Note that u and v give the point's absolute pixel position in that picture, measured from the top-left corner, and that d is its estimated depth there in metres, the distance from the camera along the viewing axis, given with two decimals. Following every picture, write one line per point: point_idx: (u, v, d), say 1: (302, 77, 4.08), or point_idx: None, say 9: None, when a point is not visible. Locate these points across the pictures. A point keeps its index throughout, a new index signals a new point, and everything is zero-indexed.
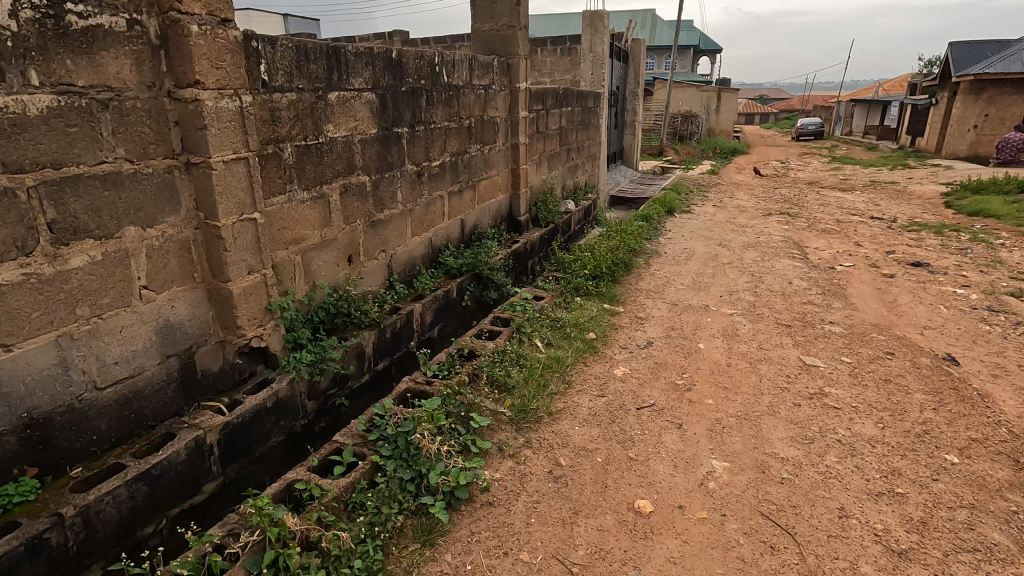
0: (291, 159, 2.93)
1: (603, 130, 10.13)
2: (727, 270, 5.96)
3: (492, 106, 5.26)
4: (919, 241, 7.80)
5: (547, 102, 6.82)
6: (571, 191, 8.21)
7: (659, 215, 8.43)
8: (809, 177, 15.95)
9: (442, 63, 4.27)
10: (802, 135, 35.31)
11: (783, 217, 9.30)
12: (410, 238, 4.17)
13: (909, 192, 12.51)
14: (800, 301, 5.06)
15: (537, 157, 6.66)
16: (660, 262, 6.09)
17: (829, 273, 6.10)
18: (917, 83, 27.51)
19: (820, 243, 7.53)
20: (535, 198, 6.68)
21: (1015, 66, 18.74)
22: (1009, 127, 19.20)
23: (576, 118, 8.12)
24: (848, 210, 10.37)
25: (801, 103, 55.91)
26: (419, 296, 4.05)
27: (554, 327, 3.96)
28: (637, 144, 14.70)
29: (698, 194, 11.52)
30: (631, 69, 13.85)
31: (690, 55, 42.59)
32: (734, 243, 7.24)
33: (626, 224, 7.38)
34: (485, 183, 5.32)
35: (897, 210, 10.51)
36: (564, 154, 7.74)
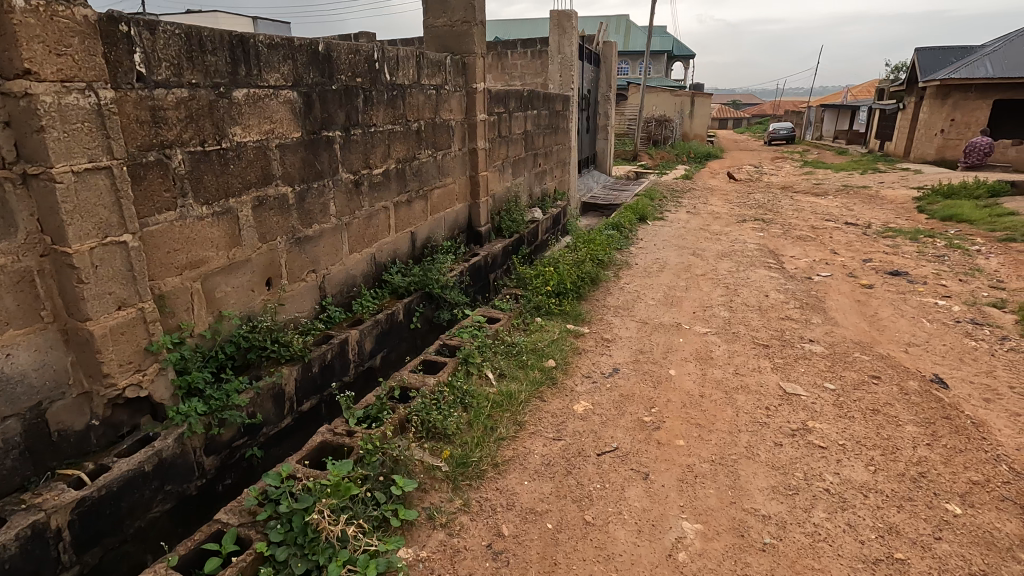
0: (183, 168, 2.46)
1: (573, 135, 9.80)
2: (701, 283, 5.62)
3: (445, 109, 4.84)
4: (895, 248, 7.60)
5: (510, 105, 6.42)
6: (538, 199, 7.82)
7: (630, 223, 8.10)
8: (782, 181, 15.88)
9: (382, 60, 3.84)
10: (774, 139, 35.69)
11: (758, 224, 9.06)
12: (348, 255, 3.72)
13: (881, 197, 12.46)
14: (777, 317, 4.73)
15: (500, 163, 6.25)
16: (630, 275, 5.72)
17: (806, 284, 5.81)
18: (884, 89, 27.96)
19: (796, 251, 7.27)
20: (498, 207, 6.28)
21: (979, 72, 19.05)
22: (974, 132, 19.50)
23: (543, 122, 7.75)
24: (823, 215, 10.21)
25: (772, 109, 56.82)
26: (357, 321, 3.60)
27: (510, 354, 3.54)
28: (611, 149, 14.45)
29: (672, 200, 11.26)
30: (602, 72, 13.59)
31: (664, 60, 42.86)
32: (708, 252, 6.94)
33: (596, 234, 7.02)
34: (439, 192, 4.89)
35: (871, 216, 10.38)
36: (529, 159, 7.36)
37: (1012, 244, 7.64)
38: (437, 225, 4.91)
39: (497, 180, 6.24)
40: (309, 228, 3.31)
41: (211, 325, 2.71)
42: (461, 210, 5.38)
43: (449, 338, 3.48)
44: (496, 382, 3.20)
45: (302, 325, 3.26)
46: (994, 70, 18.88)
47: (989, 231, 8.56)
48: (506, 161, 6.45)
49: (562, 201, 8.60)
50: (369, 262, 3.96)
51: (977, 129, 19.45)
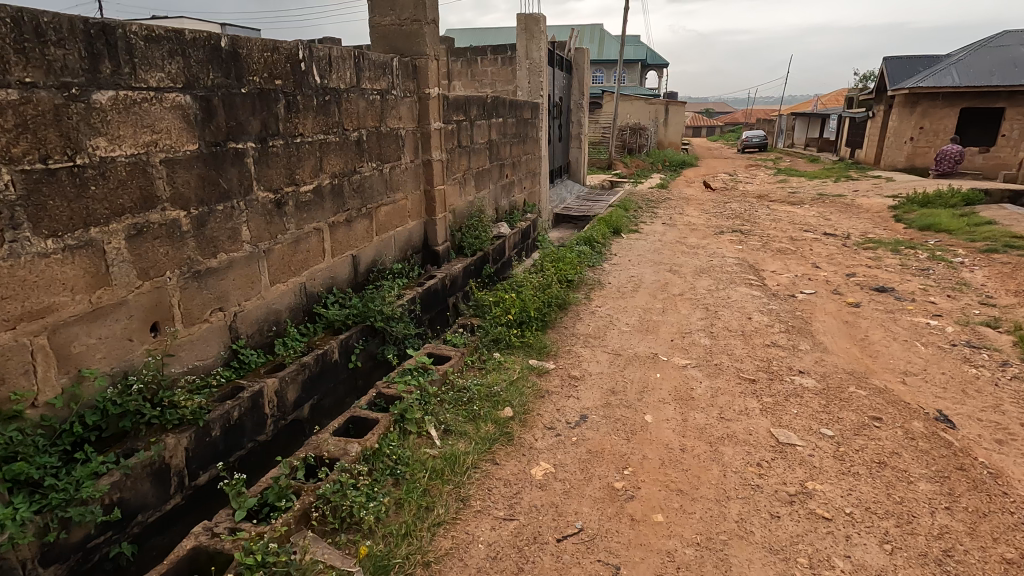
0: (10, 192, 1.89)
1: (544, 144, 9.37)
2: (679, 304, 5.19)
3: (392, 116, 4.32)
4: (877, 260, 7.32)
5: (471, 113, 5.93)
6: (505, 213, 7.34)
7: (604, 237, 7.68)
8: (757, 190, 15.73)
9: (310, 60, 3.32)
10: (747, 147, 36.01)
11: (735, 236, 8.72)
12: (269, 287, 3.17)
13: (857, 206, 12.31)
14: (763, 344, 4.31)
15: (460, 176, 5.76)
16: (603, 296, 5.26)
17: (790, 304, 5.43)
18: (853, 98, 28.36)
19: (777, 266, 6.92)
20: (459, 224, 5.77)
21: (945, 80, 19.30)
22: (942, 140, 19.72)
23: (509, 130, 7.29)
24: (801, 226, 9.94)
25: (744, 118, 57.74)
26: (278, 367, 3.05)
27: (459, 403, 3.03)
28: (585, 158, 14.09)
29: (647, 211, 10.91)
30: (574, 80, 13.24)
31: (638, 70, 43.07)
32: (685, 268, 6.53)
33: (567, 250, 6.56)
34: (387, 210, 4.36)
35: (848, 225, 10.17)
36: (495, 171, 6.88)
37: (994, 255, 7.42)
38: (385, 247, 4.38)
39: (457, 193, 5.73)
40: (212, 259, 2.75)
41: (66, 389, 2.13)
42: (414, 228, 4.85)
43: (387, 385, 2.95)
44: (439, 441, 2.68)
45: (204, 377, 2.69)
46: (960, 78, 19.15)
47: (969, 241, 8.37)
48: (467, 173, 5.96)
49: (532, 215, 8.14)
50: (297, 293, 3.41)
51: (945, 136, 19.69)
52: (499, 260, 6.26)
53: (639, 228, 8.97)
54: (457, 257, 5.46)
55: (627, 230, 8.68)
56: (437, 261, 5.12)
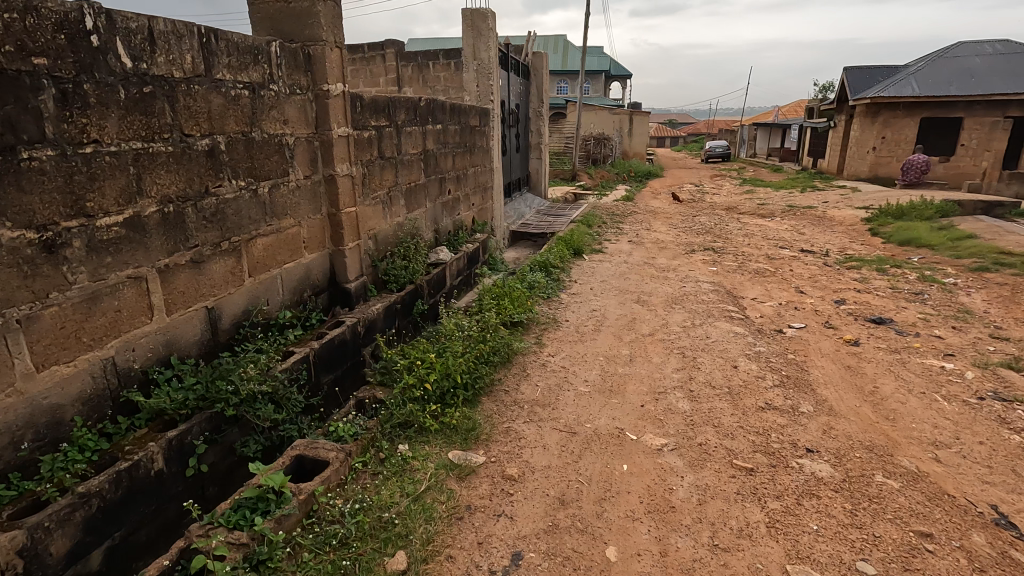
0: None
1: (496, 154, 8.44)
2: (649, 349, 4.28)
3: (269, 120, 3.26)
4: (864, 283, 6.60)
5: (397, 118, 4.92)
6: (448, 236, 6.32)
7: (562, 260, 6.75)
8: (725, 201, 15.18)
9: (107, 32, 2.24)
10: (711, 157, 36.05)
11: (708, 255, 7.94)
12: (34, 374, 2.06)
13: (829, 218, 11.79)
14: (755, 408, 3.41)
15: (382, 195, 4.72)
16: (558, 342, 4.30)
17: (779, 344, 4.57)
18: (814, 108, 28.54)
19: (757, 292, 6.11)
20: (382, 252, 4.74)
21: (906, 91, 19.30)
22: (904, 149, 19.71)
23: (451, 139, 6.31)
24: (775, 241, 9.27)
25: (707, 128, 58.47)
26: (37, 503, 1.96)
27: (326, 550, 2.00)
28: (546, 170, 13.26)
29: (612, 227, 10.11)
30: (533, 87, 12.42)
31: (602, 80, 42.93)
32: (655, 298, 5.65)
33: (516, 279, 5.59)
34: (266, 242, 3.30)
35: (825, 241, 9.55)
36: (433, 186, 5.87)
37: (987, 274, 6.80)
38: (265, 291, 3.31)
39: (379, 216, 4.69)
40: None
41: None
42: (313, 263, 3.79)
43: (206, 531, 1.90)
44: None
45: None
46: (919, 89, 19.22)
47: (955, 257, 7.78)
48: (394, 191, 4.94)
49: (481, 235, 7.16)
50: (98, 375, 2.30)
51: (907, 146, 19.67)
52: (434, 292, 5.25)
53: (603, 247, 8.10)
54: (378, 295, 4.42)
55: (590, 250, 7.78)
56: (349, 302, 4.07)
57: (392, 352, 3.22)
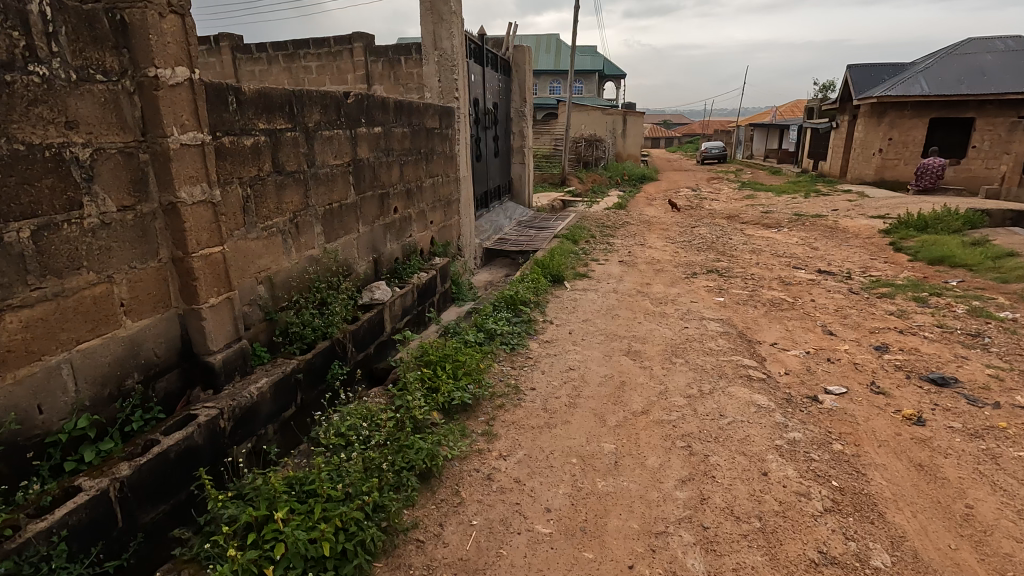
0: None
1: (465, 161, 7.23)
2: (643, 440, 3.08)
3: (29, 121, 2.02)
4: (903, 318, 5.44)
5: (305, 120, 3.69)
6: (392, 265, 5.10)
7: (535, 291, 5.53)
8: (725, 208, 14.06)
9: None
10: (707, 159, 35.01)
11: (712, 279, 6.76)
12: None
13: (842, 229, 10.65)
14: (804, 565, 2.21)
15: (282, 223, 3.50)
16: (514, 432, 3.08)
17: (817, 424, 3.39)
18: (814, 109, 27.49)
19: (776, 334, 4.93)
20: (282, 301, 3.51)
21: (914, 89, 18.22)
22: (912, 152, 18.64)
23: (396, 145, 5.08)
24: (787, 260, 8.10)
25: (701, 128, 57.45)
26: None
27: None
28: (529, 176, 12.08)
29: (602, 241, 8.92)
30: (514, 84, 11.26)
31: (596, 80, 41.80)
32: (650, 347, 4.46)
33: (470, 325, 4.38)
34: (30, 315, 2.06)
35: (842, 259, 8.40)
36: (369, 205, 4.64)
37: None
38: (32, 394, 2.09)
39: (277, 252, 3.46)
40: None
41: None
42: (144, 333, 2.56)
43: None
44: None
45: None
46: (928, 87, 18.16)
47: (1001, 281, 6.65)
48: (302, 217, 3.71)
49: (440, 260, 5.95)
50: None
51: (915, 148, 18.62)
52: (363, 347, 4.06)
53: (588, 270, 6.91)
54: (266, 364, 3.21)
55: (572, 275, 6.56)
56: (212, 382, 2.85)
57: (224, 497, 1.99)
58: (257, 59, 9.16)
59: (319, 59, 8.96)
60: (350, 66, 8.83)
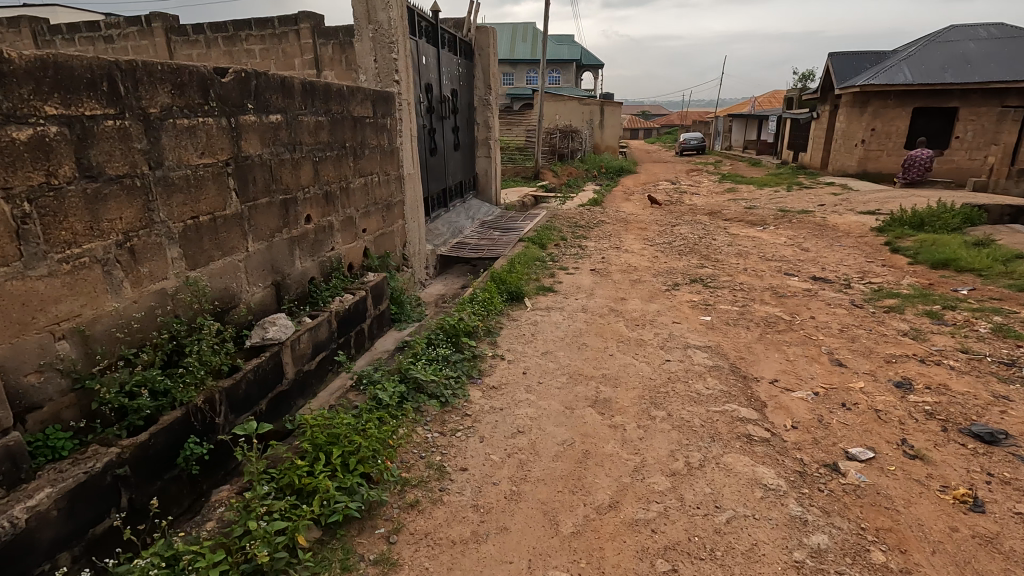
0: None
1: (411, 156, 6.20)
2: (608, 563, 2.14)
3: None
4: (921, 340, 4.62)
5: (142, 103, 2.66)
6: (302, 290, 4.09)
7: (485, 315, 4.56)
8: (707, 204, 13.26)
9: None
10: (685, 151, 34.38)
11: (696, 291, 5.88)
12: None
13: (832, 227, 9.90)
14: None
15: (103, 250, 2.47)
16: (424, 556, 2.13)
17: (845, 515, 2.50)
18: (793, 99, 26.97)
19: (775, 368, 4.06)
20: (105, 360, 2.49)
21: (898, 78, 17.66)
22: (896, 142, 18.09)
23: (305, 138, 4.05)
24: (778, 265, 7.28)
25: (679, 119, 57.00)
26: None
27: None
28: (496, 171, 11.09)
29: (573, 245, 7.99)
30: (478, 69, 10.26)
31: (573, 70, 40.85)
32: (623, 392, 3.54)
33: (392, 371, 3.41)
34: None
35: (837, 263, 7.61)
36: (264, 216, 3.61)
37: None
38: None
39: (92, 290, 2.43)
40: None
41: None
42: None
43: None
44: None
45: None
46: (912, 76, 17.61)
47: (1018, 290, 5.89)
48: (142, 238, 2.68)
49: (372, 278, 4.96)
50: None
51: (898, 139, 18.08)
52: (245, 409, 3.09)
53: (553, 283, 5.96)
54: (62, 460, 2.22)
55: (532, 290, 5.60)
56: None
57: None
58: (196, 43, 7.90)
59: (263, 42, 7.84)
60: (297, 49, 7.74)
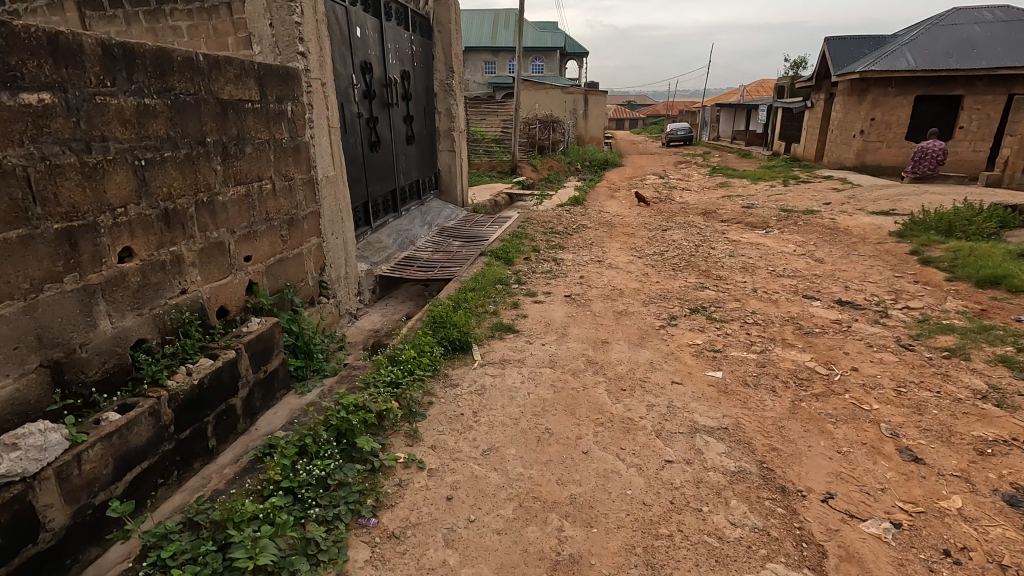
0: None
1: (330, 153, 4.73)
2: None
3: None
4: (1012, 409, 3.36)
5: None
6: (116, 363, 2.68)
7: (408, 385, 3.18)
8: (700, 202, 12.01)
9: None
10: (672, 141, 33.17)
11: (699, 327, 4.57)
12: None
13: (844, 231, 8.68)
14: None
15: None
16: None
17: None
18: (784, 86, 25.86)
19: (825, 472, 2.76)
20: None
21: (900, 63, 16.51)
22: (897, 133, 16.96)
23: (113, 129, 2.62)
24: (792, 284, 6.02)
25: (664, 109, 55.78)
26: None
27: None
28: (463, 167, 9.65)
29: (546, 259, 6.63)
30: (438, 48, 8.80)
31: (556, 58, 39.36)
32: (601, 540, 2.21)
33: (214, 526, 2.02)
34: None
35: (860, 279, 6.37)
36: (12, 261, 2.19)
37: None
38: None
39: None
40: None
41: None
42: None
43: None
44: None
45: None
46: (914, 62, 16.47)
47: None
48: None
49: (257, 325, 3.56)
50: None
51: (899, 129, 16.97)
52: None
53: (515, 318, 4.60)
54: None
55: (485, 333, 4.22)
56: None
57: None
58: None
59: None
60: None
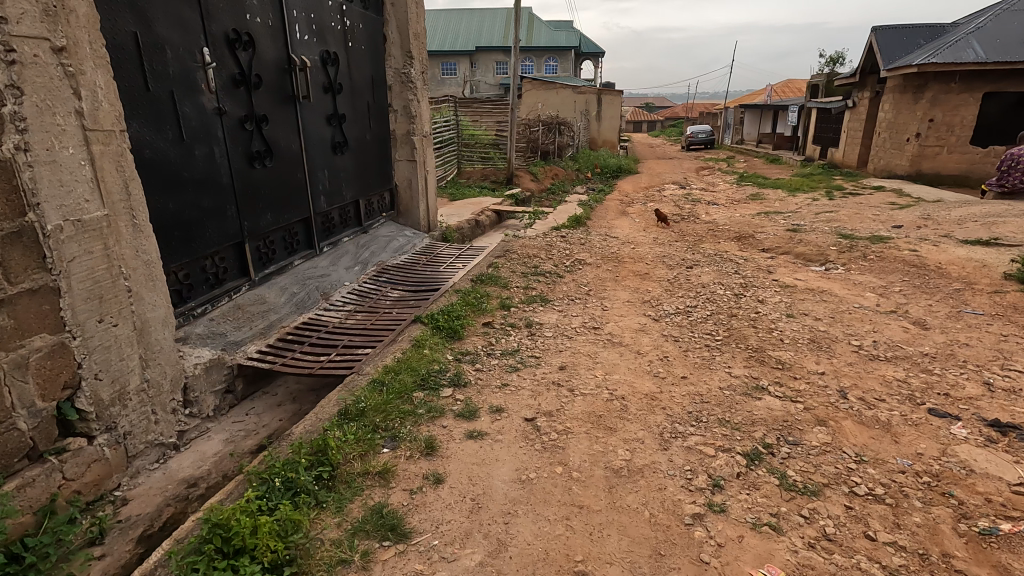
0: None
1: (93, 178, 2.60)
2: None
3: None
4: None
5: None
6: None
7: None
8: (732, 222, 9.74)
9: None
10: (693, 144, 30.76)
11: (771, 516, 2.36)
12: None
13: (938, 271, 6.35)
14: None
15: None
16: None
17: None
18: (819, 84, 23.35)
19: None
20: None
21: (965, 54, 13.96)
22: (961, 135, 14.43)
23: None
24: (901, 382, 3.77)
25: (684, 109, 53.10)
26: None
27: None
28: (430, 181, 7.48)
29: (517, 327, 4.45)
30: (389, 25, 6.65)
31: (569, 57, 37.16)
32: None
33: None
34: None
35: (1002, 368, 4.07)
36: None
37: None
38: None
39: None
40: None
41: None
42: None
43: None
44: None
45: None
46: (984, 52, 13.93)
47: None
48: None
49: None
50: None
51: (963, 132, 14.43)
52: None
53: (413, 492, 2.43)
54: None
55: (332, 548, 2.06)
56: None
57: None
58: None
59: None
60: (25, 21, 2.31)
